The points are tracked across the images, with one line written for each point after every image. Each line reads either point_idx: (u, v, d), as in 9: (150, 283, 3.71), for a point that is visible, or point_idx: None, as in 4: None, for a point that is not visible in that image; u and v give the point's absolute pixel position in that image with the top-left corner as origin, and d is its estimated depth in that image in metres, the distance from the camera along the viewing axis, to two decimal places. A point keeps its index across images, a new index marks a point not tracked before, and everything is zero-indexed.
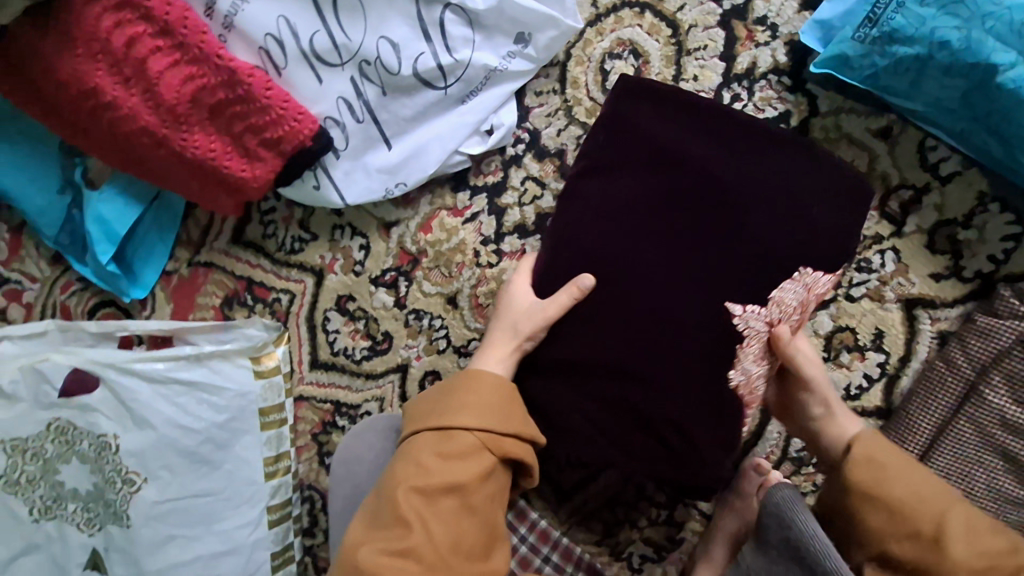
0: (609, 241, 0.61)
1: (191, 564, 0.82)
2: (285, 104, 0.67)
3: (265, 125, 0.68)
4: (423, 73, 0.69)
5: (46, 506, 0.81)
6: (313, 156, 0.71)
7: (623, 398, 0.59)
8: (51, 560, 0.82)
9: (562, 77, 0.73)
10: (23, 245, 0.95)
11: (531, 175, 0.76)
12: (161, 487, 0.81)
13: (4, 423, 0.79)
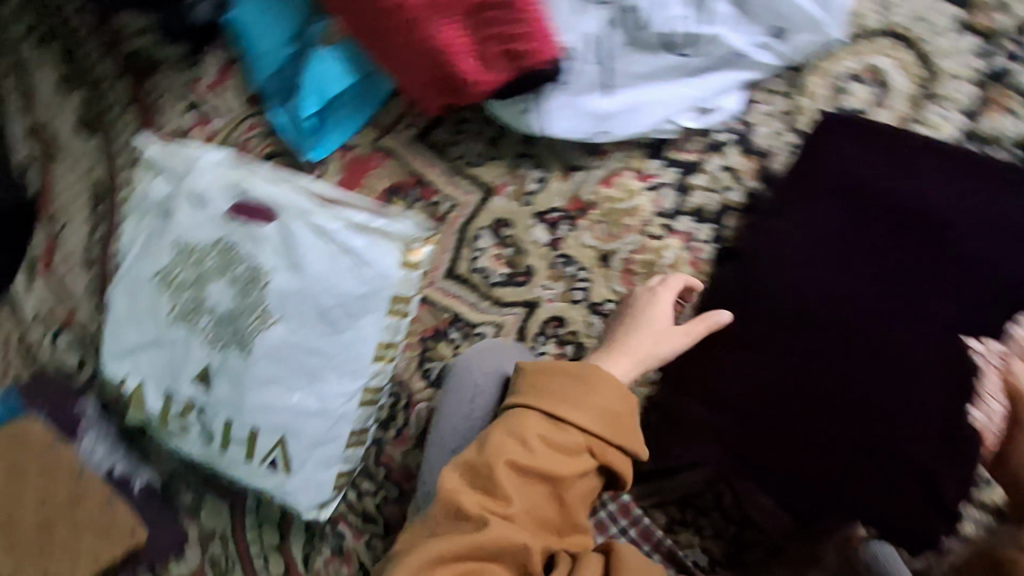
0: (813, 266, 0.72)
1: (285, 410, 0.88)
2: (541, 22, 0.71)
3: (515, 36, 0.71)
4: (672, 36, 0.72)
5: (185, 311, 0.88)
6: (541, 79, 0.73)
7: (819, 404, 0.70)
8: (171, 360, 0.90)
9: (793, 83, 0.75)
10: (229, 79, 1.04)
11: (730, 165, 0.78)
12: (289, 330, 0.86)
13: (185, 225, 0.88)
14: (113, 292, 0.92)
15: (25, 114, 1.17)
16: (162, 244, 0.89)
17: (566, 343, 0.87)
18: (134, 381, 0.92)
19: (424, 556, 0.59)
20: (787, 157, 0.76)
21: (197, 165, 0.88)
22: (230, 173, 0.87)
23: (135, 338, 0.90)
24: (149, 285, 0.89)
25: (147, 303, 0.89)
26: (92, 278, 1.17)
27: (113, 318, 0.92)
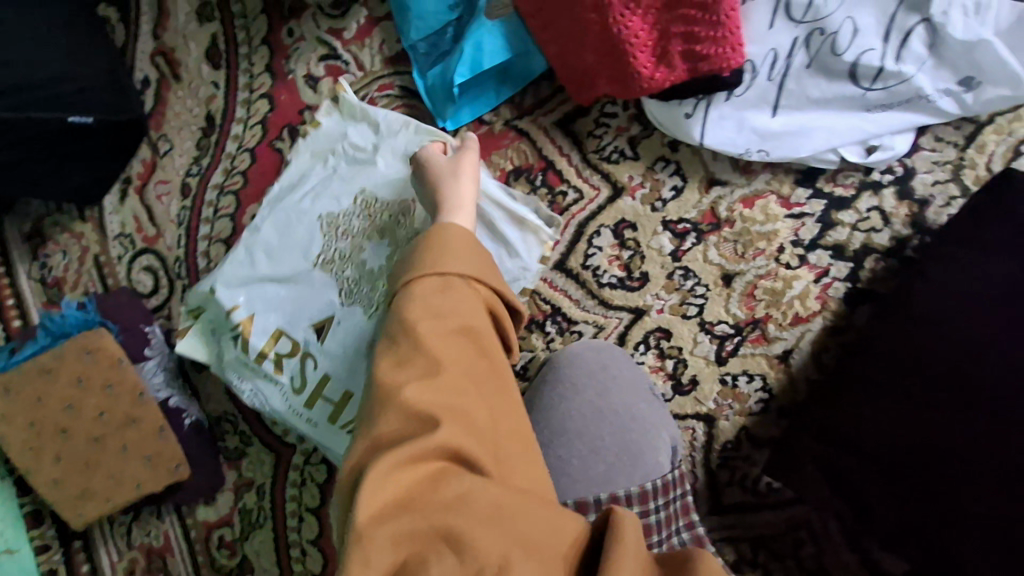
0: (970, 317, 0.67)
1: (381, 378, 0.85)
2: (733, 32, 0.70)
3: (704, 40, 0.71)
4: (860, 67, 0.71)
5: (331, 259, 0.87)
6: (721, 87, 0.73)
7: (970, 467, 0.63)
8: (299, 298, 0.88)
9: (972, 135, 0.74)
10: (371, 36, 1.04)
11: (881, 208, 0.77)
12: None
13: (371, 179, 0.89)
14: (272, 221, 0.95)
15: (152, 37, 1.17)
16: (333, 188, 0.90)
17: (668, 357, 0.84)
18: (245, 310, 0.89)
19: (378, 488, 0.45)
20: (944, 209, 0.75)
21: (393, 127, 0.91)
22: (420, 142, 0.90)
23: (266, 266, 0.89)
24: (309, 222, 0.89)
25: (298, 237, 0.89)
26: (183, 208, 1.17)
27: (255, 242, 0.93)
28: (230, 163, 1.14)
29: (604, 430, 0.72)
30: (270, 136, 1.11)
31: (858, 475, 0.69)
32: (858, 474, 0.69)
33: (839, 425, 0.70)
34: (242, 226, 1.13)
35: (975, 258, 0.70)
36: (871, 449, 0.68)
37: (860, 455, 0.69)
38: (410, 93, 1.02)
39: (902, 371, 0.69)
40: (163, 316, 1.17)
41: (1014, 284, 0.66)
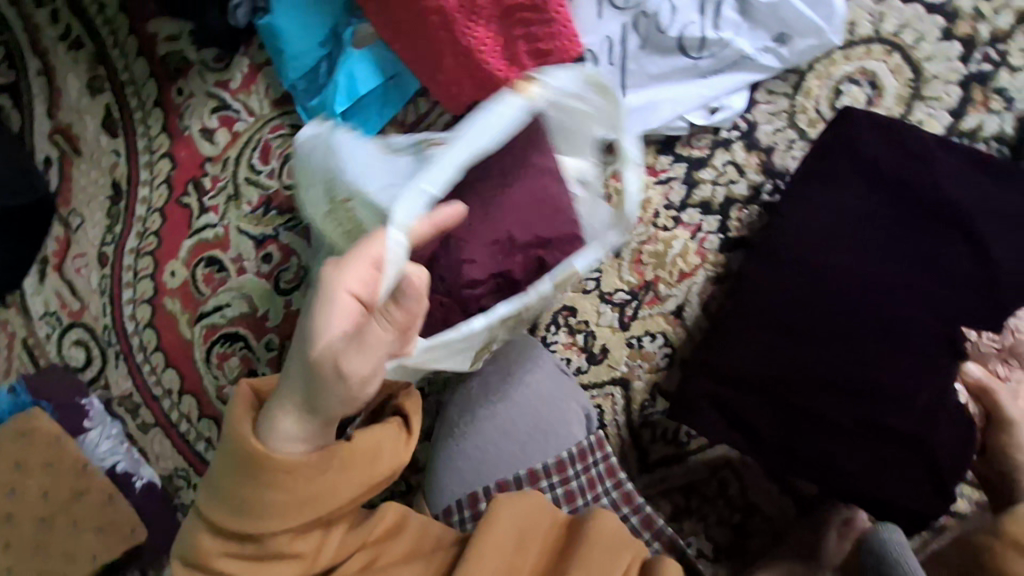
0: (825, 248, 0.74)
1: None
2: (565, 25, 0.77)
3: (543, 36, 0.78)
4: (685, 40, 0.78)
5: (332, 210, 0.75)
6: None
7: (833, 393, 0.72)
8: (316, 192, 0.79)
9: (798, 84, 0.81)
10: (256, 82, 1.09)
11: (735, 161, 0.83)
12: None
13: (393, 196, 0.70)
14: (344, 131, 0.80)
15: (47, 117, 1.19)
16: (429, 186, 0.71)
17: (577, 333, 0.89)
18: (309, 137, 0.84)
19: None
20: (787, 154, 0.82)
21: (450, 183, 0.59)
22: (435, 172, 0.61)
23: (303, 185, 0.82)
24: (359, 167, 0.73)
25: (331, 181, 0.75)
26: (103, 276, 1.18)
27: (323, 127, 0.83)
28: (143, 225, 1.16)
29: (517, 416, 0.76)
30: (177, 193, 1.15)
31: (750, 410, 0.75)
32: (747, 406, 0.75)
33: (722, 366, 0.76)
34: (163, 283, 1.15)
35: (827, 190, 0.76)
36: (747, 382, 0.75)
37: (741, 388, 0.75)
38: (300, 130, 1.06)
39: (777, 309, 0.74)
40: (100, 387, 1.17)
41: (863, 217, 0.74)
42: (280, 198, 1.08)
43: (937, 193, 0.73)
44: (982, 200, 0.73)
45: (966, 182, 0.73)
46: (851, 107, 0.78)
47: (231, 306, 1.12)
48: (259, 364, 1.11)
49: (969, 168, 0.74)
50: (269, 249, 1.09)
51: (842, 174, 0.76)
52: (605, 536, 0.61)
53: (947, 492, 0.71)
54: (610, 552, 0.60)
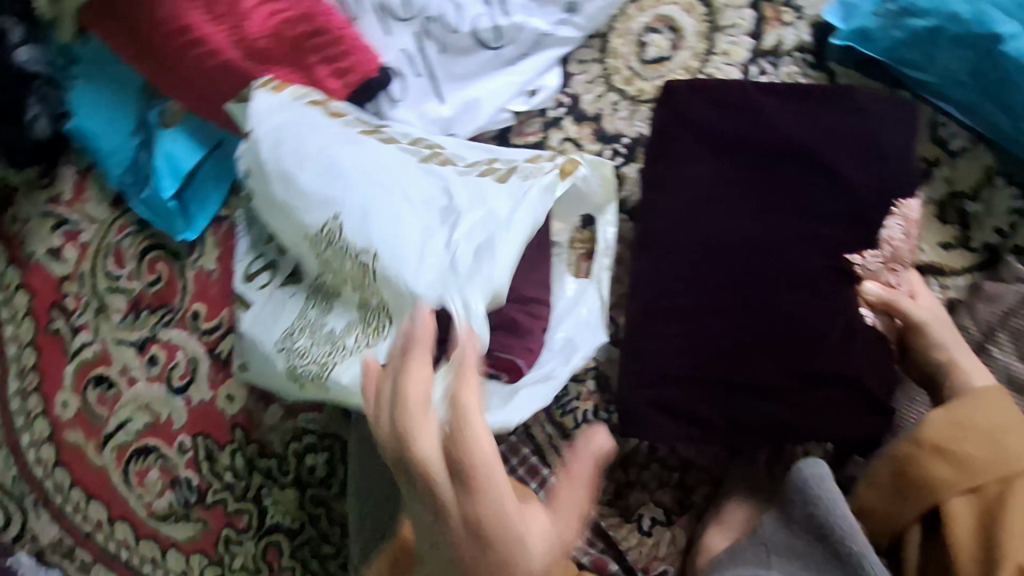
0: (681, 228, 0.71)
1: (274, 327, 0.70)
2: (354, 40, 0.74)
3: (337, 56, 0.75)
4: (480, 33, 0.77)
5: (316, 237, 0.62)
6: (376, 87, 0.76)
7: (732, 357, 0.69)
8: (273, 191, 0.65)
9: (603, 48, 0.80)
10: (87, 188, 1.04)
11: (569, 136, 0.82)
12: (287, 355, 0.65)
13: (400, 261, 0.56)
14: (325, 129, 0.66)
15: None
16: (410, 200, 0.60)
17: None
18: (266, 130, 0.67)
19: None
20: (616, 115, 0.81)
21: (462, 259, 0.54)
22: (454, 246, 0.56)
23: (264, 201, 0.67)
24: (350, 185, 0.60)
25: (309, 209, 0.62)
26: None
27: (298, 120, 0.67)
28: (19, 365, 1.10)
29: None
30: (43, 323, 1.08)
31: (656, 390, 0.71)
32: (666, 393, 0.70)
33: (629, 360, 0.72)
34: (58, 418, 1.09)
35: (676, 168, 0.73)
36: (648, 369, 0.71)
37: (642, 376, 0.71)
38: (146, 224, 1.02)
39: (657, 303, 0.71)
40: (28, 540, 1.10)
41: (714, 183, 0.71)
42: (147, 297, 1.02)
43: (779, 139, 0.70)
44: (822, 134, 0.70)
45: (803, 120, 0.71)
46: (670, 83, 0.75)
47: (133, 420, 1.06)
48: (180, 470, 1.04)
49: (802, 108, 0.71)
50: (153, 351, 1.03)
51: (683, 148, 0.73)
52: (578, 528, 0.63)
53: (867, 407, 0.68)
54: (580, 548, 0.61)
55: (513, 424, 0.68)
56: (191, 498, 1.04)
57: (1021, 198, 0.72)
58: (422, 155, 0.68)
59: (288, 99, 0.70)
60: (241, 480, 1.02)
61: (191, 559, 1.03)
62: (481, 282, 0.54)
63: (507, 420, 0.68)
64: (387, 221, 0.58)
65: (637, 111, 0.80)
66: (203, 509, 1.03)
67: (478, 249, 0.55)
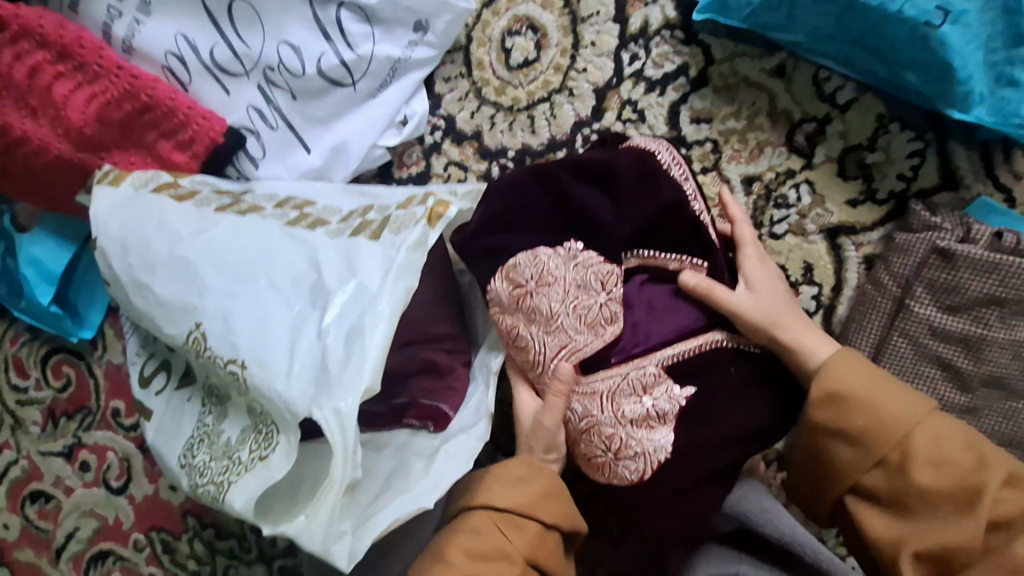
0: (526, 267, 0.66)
1: (171, 440, 0.63)
2: (189, 108, 0.68)
3: (175, 128, 0.68)
4: (328, 72, 0.71)
5: (189, 343, 0.55)
6: (228, 153, 0.70)
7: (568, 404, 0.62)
8: (134, 299, 0.59)
9: (467, 60, 0.76)
10: None
11: (452, 160, 0.77)
12: (189, 474, 0.58)
13: (269, 362, 0.51)
14: (169, 219, 0.59)
15: None
16: (272, 287, 0.53)
17: None
18: (109, 234, 0.61)
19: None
20: (495, 128, 0.76)
21: (334, 353, 0.50)
22: (325, 335, 0.51)
23: (132, 311, 0.61)
24: (204, 285, 0.55)
25: (172, 318, 0.56)
26: None
27: (141, 214, 0.60)
28: None
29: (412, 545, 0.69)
30: None
31: None
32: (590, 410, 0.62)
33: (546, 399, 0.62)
34: (5, 541, 1.05)
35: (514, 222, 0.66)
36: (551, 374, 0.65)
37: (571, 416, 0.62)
38: (40, 329, 0.95)
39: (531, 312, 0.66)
40: None
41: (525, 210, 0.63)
42: (60, 404, 0.96)
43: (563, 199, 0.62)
44: (593, 181, 0.62)
45: (622, 225, 0.62)
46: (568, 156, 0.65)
47: (80, 527, 1.01)
48: (141, 567, 1.00)
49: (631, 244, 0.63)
50: (82, 456, 0.98)
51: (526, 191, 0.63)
52: (504, 476, 0.59)
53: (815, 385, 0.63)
54: (530, 493, 0.58)
55: (430, 506, 0.57)
56: None
57: (919, 140, 0.69)
58: (289, 220, 0.60)
59: (129, 189, 0.63)
60: (205, 566, 0.98)
61: None
62: (355, 374, 0.49)
63: (424, 503, 0.57)
64: (249, 321, 0.52)
65: (515, 121, 0.75)
66: None
67: (349, 337, 0.50)
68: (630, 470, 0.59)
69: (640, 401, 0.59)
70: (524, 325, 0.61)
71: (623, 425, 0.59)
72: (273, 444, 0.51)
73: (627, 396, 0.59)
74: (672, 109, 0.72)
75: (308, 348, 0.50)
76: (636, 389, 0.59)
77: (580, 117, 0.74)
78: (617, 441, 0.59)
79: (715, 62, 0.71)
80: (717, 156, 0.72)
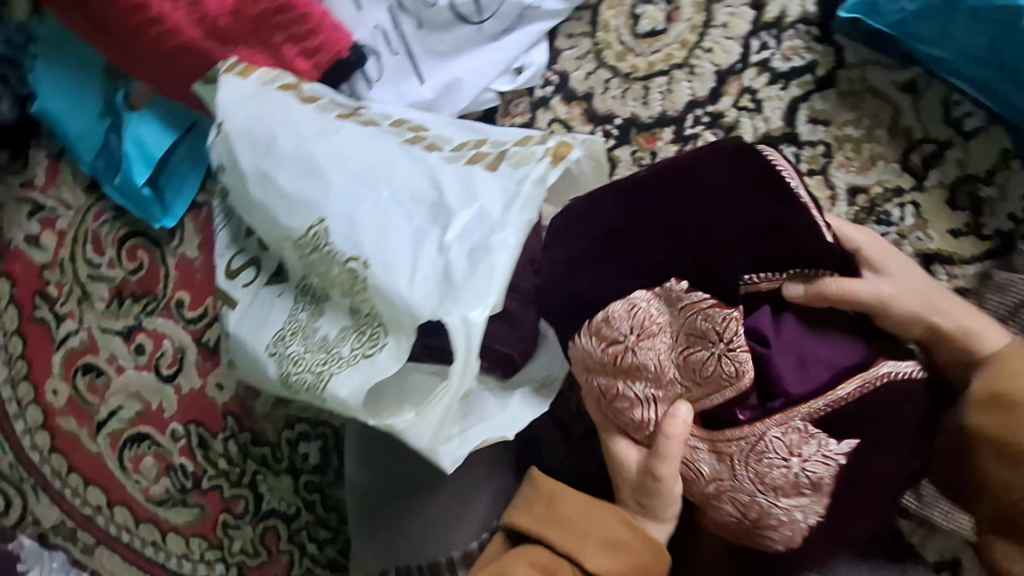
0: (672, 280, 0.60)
1: (257, 331, 0.64)
2: (320, 16, 0.69)
3: (304, 33, 0.69)
4: (459, 7, 0.72)
5: (309, 239, 0.57)
6: (348, 68, 0.71)
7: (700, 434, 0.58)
8: (252, 190, 0.60)
9: (594, 20, 0.75)
10: (60, 173, 1.00)
11: (558, 117, 0.77)
12: (278, 363, 0.60)
13: (393, 268, 0.52)
14: (296, 119, 0.61)
15: None
16: (394, 198, 0.55)
17: None
18: (236, 124, 0.62)
19: None
20: (607, 94, 0.75)
21: (457, 266, 0.51)
22: (447, 250, 0.52)
23: (242, 198, 0.63)
24: (330, 185, 0.56)
25: (292, 212, 0.58)
26: None
27: (268, 111, 0.62)
28: (8, 352, 1.09)
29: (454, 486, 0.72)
30: (27, 310, 1.06)
31: None
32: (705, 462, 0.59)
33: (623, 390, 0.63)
34: (50, 405, 1.08)
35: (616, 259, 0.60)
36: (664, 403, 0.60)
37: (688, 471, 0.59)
38: (124, 210, 0.99)
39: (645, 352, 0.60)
40: (30, 524, 1.11)
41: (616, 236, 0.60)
42: (129, 286, 1.00)
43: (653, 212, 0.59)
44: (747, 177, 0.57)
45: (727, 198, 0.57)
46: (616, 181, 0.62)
47: (124, 408, 1.05)
48: (174, 456, 1.04)
49: (758, 262, 0.57)
50: (139, 340, 1.01)
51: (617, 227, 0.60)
52: (600, 533, 0.59)
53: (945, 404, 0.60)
54: (620, 562, 0.57)
55: (508, 438, 0.60)
56: (185, 484, 1.04)
57: None
58: (405, 139, 0.62)
59: (256, 85, 0.65)
60: (234, 467, 1.02)
61: (191, 541, 1.05)
62: (480, 290, 0.49)
63: (504, 432, 0.61)
64: (374, 225, 0.54)
65: (629, 89, 0.75)
66: (199, 494, 1.04)
67: (473, 254, 0.51)
68: (774, 539, 0.57)
69: (787, 463, 0.54)
70: (627, 384, 0.59)
71: (766, 495, 0.55)
72: (380, 344, 0.53)
73: (773, 461, 0.55)
74: (791, 105, 0.71)
75: (430, 260, 0.52)
76: (782, 451, 0.55)
77: (696, 96, 0.73)
78: (756, 511, 0.56)
79: (846, 65, 0.70)
80: (827, 160, 0.71)
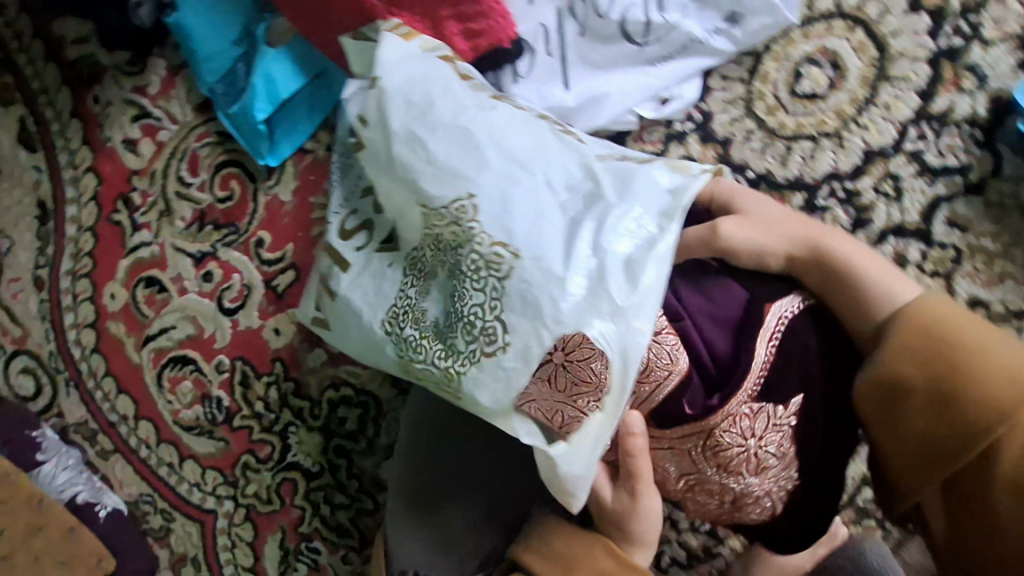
0: None
1: (365, 295, 0.64)
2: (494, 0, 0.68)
3: (474, 15, 0.68)
4: (628, 25, 0.72)
5: (451, 221, 0.57)
6: (504, 58, 0.71)
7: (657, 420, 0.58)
8: (398, 155, 0.60)
9: (754, 68, 0.74)
10: (176, 86, 1.02)
11: (690, 155, 0.75)
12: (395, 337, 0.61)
13: (545, 261, 0.54)
14: (457, 90, 0.62)
15: None
16: (550, 189, 0.57)
17: None
18: (392, 83, 0.62)
19: None
20: (747, 144, 0.74)
21: (612, 271, 0.53)
22: (601, 253, 0.54)
23: (377, 156, 0.62)
24: (487, 163, 0.57)
25: (438, 180, 0.58)
26: (40, 300, 1.08)
27: (428, 76, 0.62)
28: (74, 246, 1.07)
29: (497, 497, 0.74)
30: (106, 211, 1.06)
31: None
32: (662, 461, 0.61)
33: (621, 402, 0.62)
34: (104, 307, 1.07)
35: None
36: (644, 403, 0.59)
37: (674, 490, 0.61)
38: (228, 138, 1.00)
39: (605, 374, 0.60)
40: (53, 416, 1.07)
41: None
42: (213, 213, 1.00)
43: None
44: None
45: None
46: None
47: (175, 328, 1.04)
48: (213, 387, 1.03)
49: None
50: (209, 267, 1.01)
51: None
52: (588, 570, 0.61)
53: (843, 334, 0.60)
54: None
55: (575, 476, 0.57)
56: (217, 417, 1.03)
57: None
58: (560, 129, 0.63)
59: (417, 50, 0.65)
60: (269, 413, 1.01)
61: (206, 473, 1.04)
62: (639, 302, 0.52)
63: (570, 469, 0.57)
64: (528, 214, 0.56)
65: (770, 146, 0.73)
66: (227, 430, 1.03)
67: (628, 264, 0.53)
68: (758, 513, 0.59)
69: (744, 442, 0.56)
70: None
71: (735, 480, 0.57)
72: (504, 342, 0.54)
73: (731, 436, 0.56)
74: (932, 202, 0.70)
75: (583, 257, 0.54)
76: (744, 431, 0.56)
77: (837, 169, 0.72)
78: (732, 494, 0.58)
79: (1001, 177, 0.68)
80: (955, 266, 0.69)
